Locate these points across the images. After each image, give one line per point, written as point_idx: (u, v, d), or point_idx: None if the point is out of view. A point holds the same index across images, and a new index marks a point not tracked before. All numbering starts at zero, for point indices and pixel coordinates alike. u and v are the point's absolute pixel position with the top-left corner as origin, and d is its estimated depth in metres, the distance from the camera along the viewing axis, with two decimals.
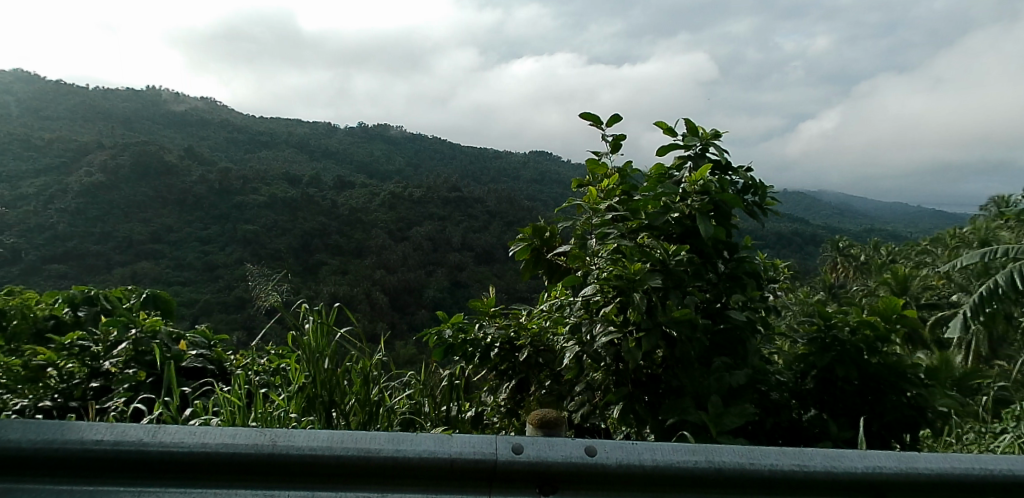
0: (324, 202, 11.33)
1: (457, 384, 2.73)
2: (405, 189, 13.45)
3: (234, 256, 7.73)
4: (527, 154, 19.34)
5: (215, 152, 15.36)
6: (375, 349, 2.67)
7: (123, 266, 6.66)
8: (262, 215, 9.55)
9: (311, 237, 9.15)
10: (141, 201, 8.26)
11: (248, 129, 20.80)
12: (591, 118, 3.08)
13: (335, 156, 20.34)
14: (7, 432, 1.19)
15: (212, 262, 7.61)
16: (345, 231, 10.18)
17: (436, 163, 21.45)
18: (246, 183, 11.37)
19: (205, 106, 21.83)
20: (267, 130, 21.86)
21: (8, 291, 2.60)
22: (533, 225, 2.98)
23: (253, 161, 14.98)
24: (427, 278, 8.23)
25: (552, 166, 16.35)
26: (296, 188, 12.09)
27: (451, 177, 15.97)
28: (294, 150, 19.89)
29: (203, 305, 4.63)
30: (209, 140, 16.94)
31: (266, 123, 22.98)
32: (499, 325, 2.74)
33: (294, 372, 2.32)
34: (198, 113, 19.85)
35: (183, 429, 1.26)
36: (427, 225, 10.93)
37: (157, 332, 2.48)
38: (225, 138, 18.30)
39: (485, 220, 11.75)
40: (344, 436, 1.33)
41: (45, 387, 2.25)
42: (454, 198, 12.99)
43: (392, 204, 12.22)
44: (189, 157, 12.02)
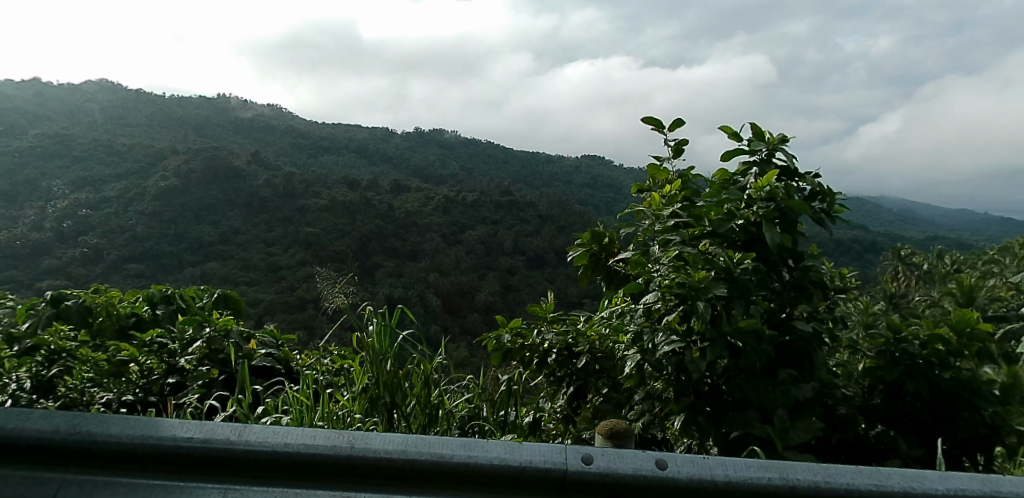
0: (381, 205, 11.56)
1: (517, 390, 2.73)
2: (458, 192, 13.55)
3: (297, 257, 8.00)
4: (578, 158, 19.13)
5: (280, 157, 15.94)
6: (435, 352, 2.66)
7: (194, 266, 7.06)
8: (322, 218, 9.83)
9: (366, 239, 9.33)
10: (211, 204, 8.74)
11: (310, 135, 21.47)
12: (653, 122, 3.06)
13: (390, 159, 20.72)
14: (108, 427, 1.22)
15: (275, 262, 7.90)
16: (401, 234, 10.35)
17: (489, 166, 21.43)
18: (308, 187, 11.75)
19: (270, 112, 22.71)
20: (328, 134, 22.50)
21: (94, 288, 2.69)
22: (592, 230, 2.96)
23: (314, 166, 15.43)
24: (479, 282, 8.23)
25: (605, 170, 16.21)
26: (355, 191, 12.37)
27: (503, 181, 15.99)
28: (353, 155, 20.39)
29: (269, 304, 4.79)
30: (274, 145, 17.60)
31: (326, 128, 23.65)
32: (558, 331, 2.71)
33: (357, 373, 2.35)
34: (264, 118, 20.69)
35: (267, 429, 1.28)
36: (479, 230, 10.98)
37: (229, 331, 2.53)
38: (289, 144, 18.98)
39: (537, 224, 11.70)
40: (416, 440, 1.33)
41: (127, 382, 2.27)
42: (507, 202, 12.95)
43: (445, 207, 12.32)
44: (254, 162, 12.51)
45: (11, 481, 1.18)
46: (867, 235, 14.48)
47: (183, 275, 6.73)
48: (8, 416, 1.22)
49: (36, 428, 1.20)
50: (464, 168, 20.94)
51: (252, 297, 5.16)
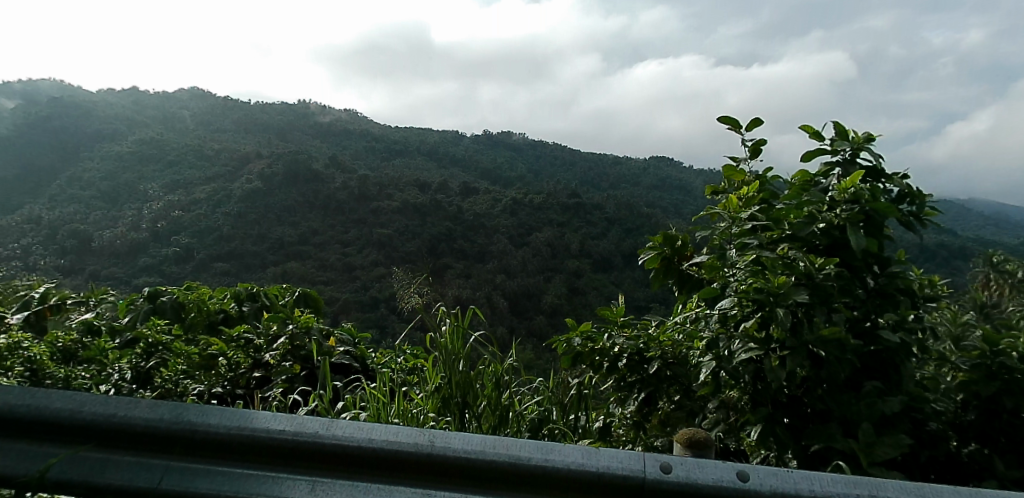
0: (450, 207, 11.80)
1: (587, 394, 2.72)
2: (526, 194, 13.56)
3: (369, 259, 8.82)
4: (648, 158, 18.68)
5: (355, 161, 16.58)
6: (505, 354, 2.67)
7: (275, 264, 8.72)
8: (393, 222, 10.15)
9: (434, 241, 9.55)
10: (292, 208, 10.60)
11: (384, 137, 22.18)
12: (730, 122, 2.99)
13: (459, 160, 21.05)
14: (206, 417, 1.27)
15: (350, 263, 8.73)
16: (468, 236, 10.47)
17: (558, 166, 21.26)
18: (381, 190, 12.20)
19: (346, 117, 23.76)
20: (401, 137, 23.15)
21: (188, 286, 2.84)
22: (665, 232, 2.90)
23: (387, 169, 15.93)
24: (546, 284, 8.17)
25: (676, 173, 15.82)
26: (425, 193, 12.68)
27: (571, 183, 15.90)
28: (423, 158, 20.89)
29: (345, 303, 5.02)
30: (349, 152, 18.36)
31: (399, 131, 24.36)
32: (628, 335, 2.64)
33: (430, 372, 2.39)
34: (340, 124, 21.68)
35: (352, 423, 1.31)
36: (546, 232, 10.96)
37: (310, 328, 2.63)
38: (362, 149, 19.75)
39: (605, 226, 11.52)
40: (495, 442, 1.32)
41: (216, 375, 2.37)
42: (575, 203, 12.82)
43: (513, 210, 12.35)
44: (331, 167, 13.12)
45: (120, 466, 1.25)
46: (966, 240, 13.40)
47: (267, 274, 8.05)
48: (117, 402, 1.28)
49: (143, 416, 1.26)
50: (532, 169, 20.93)
51: (331, 296, 5.43)
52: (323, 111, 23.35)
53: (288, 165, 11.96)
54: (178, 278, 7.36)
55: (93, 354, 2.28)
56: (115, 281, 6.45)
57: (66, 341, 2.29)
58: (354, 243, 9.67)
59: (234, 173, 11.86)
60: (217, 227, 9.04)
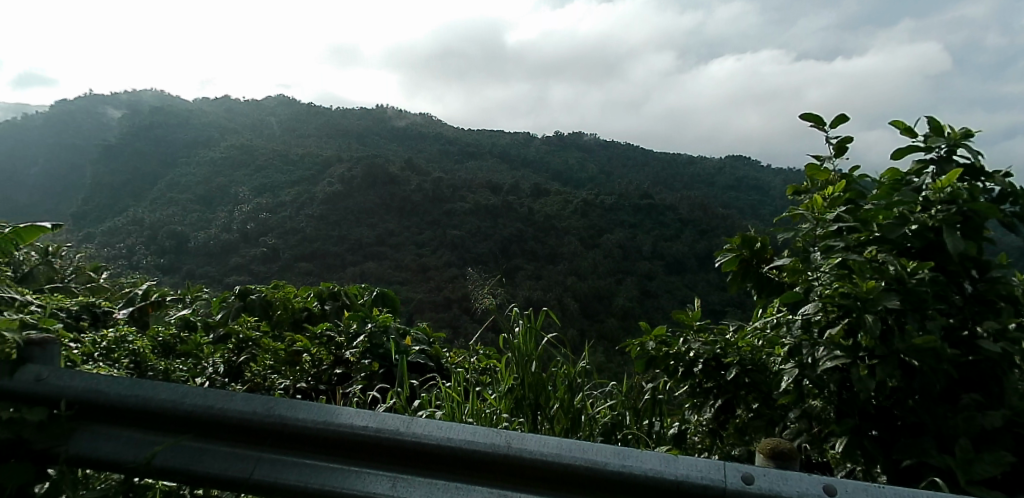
0: (522, 209, 11.93)
1: (661, 399, 2.70)
2: (598, 195, 13.47)
3: (443, 260, 9.07)
4: (723, 157, 18.08)
5: (430, 164, 17.04)
6: (578, 357, 2.65)
7: (355, 265, 9.08)
8: (466, 226, 10.47)
9: (507, 244, 9.74)
10: (370, 210, 10.99)
11: (458, 140, 22.69)
12: (813, 119, 2.86)
13: (531, 162, 21.16)
14: (296, 412, 1.32)
15: (424, 263, 9.01)
16: (540, 237, 10.52)
17: (630, 164, 20.92)
18: (454, 193, 12.51)
19: (422, 120, 24.45)
20: (474, 139, 23.58)
21: (274, 284, 2.98)
22: (743, 235, 2.80)
23: (460, 171, 16.27)
24: (617, 286, 8.06)
25: (755, 172, 15.26)
26: (497, 195, 12.87)
27: (644, 184, 15.67)
28: (495, 160, 21.21)
29: (418, 304, 5.19)
30: (424, 156, 18.93)
31: (472, 134, 24.82)
32: (705, 340, 2.55)
33: (503, 373, 2.39)
34: (417, 130, 22.46)
35: (432, 422, 1.33)
36: (617, 234, 10.85)
37: (388, 328, 2.70)
38: (436, 154, 20.31)
39: (678, 227, 11.22)
40: (571, 444, 1.31)
41: (301, 370, 2.45)
42: (648, 203, 12.58)
43: (584, 210, 12.31)
44: (407, 171, 13.56)
45: (216, 455, 1.32)
46: None
47: (346, 274, 8.48)
48: (215, 394, 1.35)
49: (238, 408, 1.32)
50: (604, 168, 20.70)
51: (409, 296, 5.65)
52: (399, 115, 24.13)
53: (367, 168, 12.44)
54: (266, 277, 7.91)
55: (190, 348, 2.42)
56: (206, 281, 7.17)
57: (166, 336, 2.46)
58: (428, 244, 9.95)
59: (317, 177, 12.47)
60: (301, 227, 9.56)
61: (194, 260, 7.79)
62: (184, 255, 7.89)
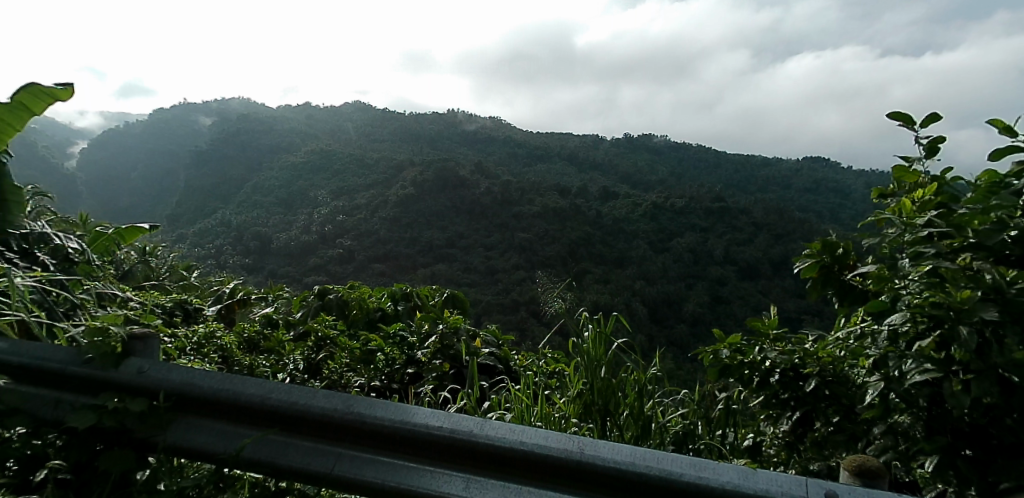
0: (591, 212, 11.89)
1: (736, 409, 2.62)
2: (669, 198, 13.22)
3: (511, 262, 9.16)
4: (802, 159, 17.25)
5: (500, 167, 17.26)
6: (649, 363, 2.60)
7: (425, 266, 9.35)
8: (534, 229, 10.56)
9: (574, 247, 9.72)
10: (441, 212, 11.25)
11: (527, 142, 22.90)
12: (901, 118, 2.70)
13: (599, 164, 20.98)
14: (374, 410, 1.35)
15: (492, 265, 9.15)
16: (608, 240, 10.46)
17: (703, 166, 20.38)
18: (523, 195, 12.64)
19: (492, 124, 24.79)
20: (543, 141, 23.72)
21: (351, 285, 3.08)
22: (824, 240, 2.68)
23: (530, 174, 16.40)
24: (687, 292, 7.86)
25: (837, 174, 14.54)
26: (566, 198, 12.90)
27: (717, 187, 15.27)
28: (564, 162, 21.25)
29: (490, 305, 5.30)
30: (494, 160, 19.22)
31: (541, 137, 25.00)
32: (782, 349, 2.44)
33: (573, 378, 2.38)
34: (487, 134, 22.86)
35: (505, 425, 1.34)
36: (688, 238, 10.60)
37: (458, 329, 2.72)
38: (505, 157, 20.59)
39: (753, 231, 10.79)
40: (645, 453, 1.28)
41: (375, 369, 2.47)
42: (720, 207, 12.18)
43: (654, 214, 12.13)
44: (477, 174, 13.80)
45: (300, 450, 1.37)
46: None
47: (418, 276, 8.78)
48: (298, 390, 1.40)
49: (320, 405, 1.37)
50: (675, 170, 20.24)
51: (481, 297, 5.80)
52: (471, 119, 24.66)
53: (439, 171, 12.66)
54: (342, 275, 8.31)
55: (273, 345, 2.54)
56: (286, 280, 7.63)
57: (250, 332, 2.58)
58: (497, 246, 10.07)
59: (391, 180, 12.87)
60: (375, 230, 9.93)
61: (276, 261, 8.34)
62: (268, 256, 8.46)
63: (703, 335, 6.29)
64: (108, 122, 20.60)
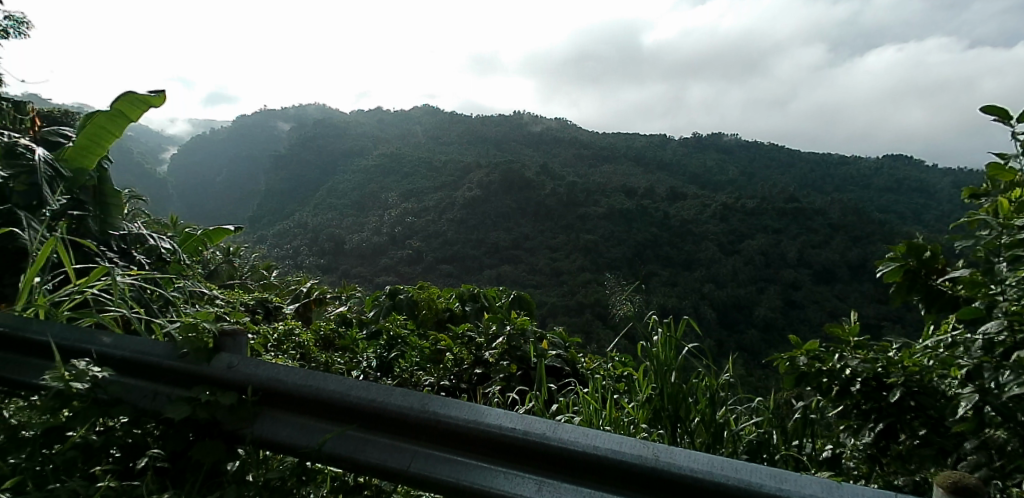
0: (657, 213, 11.70)
1: (813, 419, 2.45)
2: (739, 198, 12.86)
3: (577, 264, 9.15)
4: (882, 156, 16.37)
5: (565, 168, 17.24)
6: (721, 368, 2.53)
7: (491, 267, 9.45)
8: (600, 230, 10.59)
9: (640, 250, 9.64)
10: (506, 215, 11.35)
11: (592, 143, 22.79)
12: (996, 112, 2.52)
13: (666, 164, 20.63)
14: (449, 410, 1.37)
15: (558, 267, 9.17)
16: (675, 242, 10.28)
17: (774, 165, 19.68)
18: (589, 197, 12.57)
19: (556, 126, 24.76)
20: (608, 141, 23.53)
21: (420, 285, 3.15)
22: (910, 242, 2.53)
23: (595, 175, 16.30)
24: (758, 295, 7.60)
25: (921, 172, 13.73)
26: (632, 199, 12.74)
27: (790, 186, 14.72)
28: (629, 163, 21.02)
29: (559, 307, 5.32)
30: (559, 162, 19.23)
31: (606, 137, 24.82)
32: (864, 357, 2.31)
33: (642, 382, 2.34)
34: (551, 134, 22.86)
35: (578, 428, 1.33)
36: (760, 239, 10.26)
37: (525, 331, 2.73)
38: (569, 159, 20.56)
39: (829, 233, 10.34)
40: (723, 463, 1.25)
41: (444, 369, 2.51)
42: (794, 207, 11.71)
43: (723, 216, 11.82)
44: (543, 176, 13.83)
45: (378, 446, 1.40)
46: None
47: (484, 277, 8.88)
48: (376, 388, 1.44)
49: (397, 403, 1.40)
50: (745, 169, 19.62)
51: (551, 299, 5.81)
52: (535, 120, 24.74)
53: (504, 173, 12.78)
54: (411, 276, 8.52)
55: (347, 343, 2.62)
56: (358, 281, 7.89)
57: (327, 331, 2.70)
58: (562, 248, 10.07)
59: (457, 182, 13.08)
60: (443, 231, 10.12)
61: (349, 261, 8.62)
62: (341, 256, 8.77)
63: (778, 341, 6.10)
64: (196, 129, 21.89)
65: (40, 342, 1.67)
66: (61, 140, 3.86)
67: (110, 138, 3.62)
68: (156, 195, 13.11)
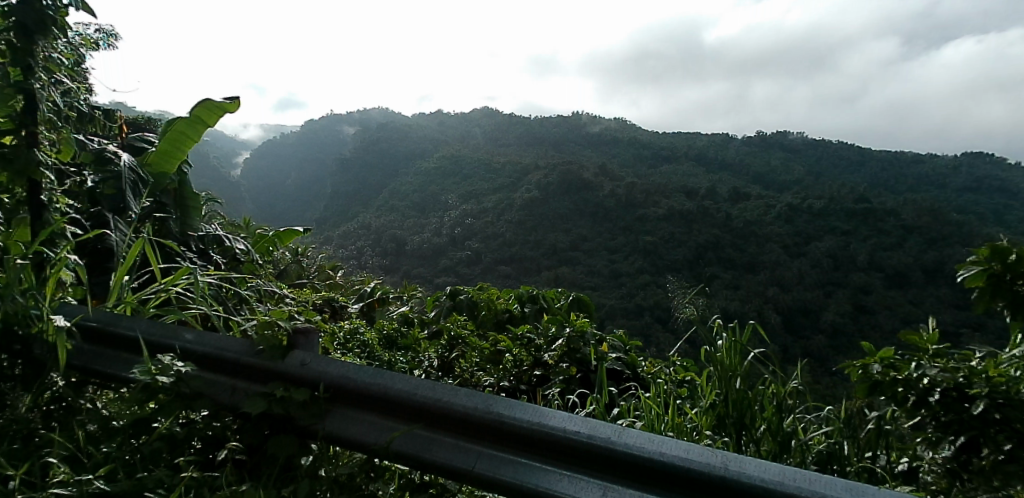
0: (719, 213, 11.46)
1: (888, 430, 2.35)
2: (805, 199, 12.44)
3: (636, 266, 9.08)
4: (961, 153, 15.46)
5: (624, 169, 17.10)
6: (788, 375, 2.45)
7: (549, 268, 9.48)
8: (660, 230, 10.53)
9: (701, 252, 9.55)
10: (564, 216, 11.35)
11: (651, 144, 22.52)
12: None
13: (727, 165, 20.18)
14: (514, 412, 1.38)
15: (617, 269, 9.13)
16: (738, 244, 10.05)
17: (843, 163, 18.90)
18: (648, 196, 12.41)
19: (614, 126, 24.58)
20: (668, 141, 23.20)
21: (480, 286, 3.19)
22: (993, 245, 2.36)
23: (655, 176, 16.09)
24: (826, 300, 7.35)
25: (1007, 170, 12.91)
26: (693, 200, 12.52)
27: (861, 186, 14.12)
28: (689, 163, 20.67)
29: (624, 308, 5.29)
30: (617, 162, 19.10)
31: (666, 137, 24.48)
32: (943, 366, 2.18)
33: (705, 388, 2.29)
34: (609, 135, 22.71)
35: (644, 435, 1.31)
36: (828, 241, 9.89)
37: (585, 333, 2.72)
38: (627, 160, 20.38)
39: (902, 235, 9.87)
40: (795, 474, 1.21)
41: (504, 369, 2.51)
42: (864, 208, 11.20)
43: (789, 217, 11.47)
44: (603, 176, 13.77)
45: (443, 445, 1.42)
46: None
47: (543, 278, 8.93)
48: (442, 388, 1.46)
49: (463, 403, 1.41)
50: (811, 168, 18.94)
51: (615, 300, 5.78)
52: (593, 121, 24.63)
53: (563, 174, 12.79)
54: (471, 277, 8.64)
55: (409, 342, 2.67)
56: (419, 281, 8.07)
57: (389, 329, 2.74)
58: (621, 251, 10.01)
59: (515, 184, 13.16)
60: (501, 232, 10.22)
61: (410, 262, 8.82)
62: (402, 257, 8.98)
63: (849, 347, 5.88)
64: (267, 134, 22.88)
65: (128, 337, 1.77)
66: (145, 146, 4.10)
67: (189, 144, 3.78)
68: (229, 197, 13.78)
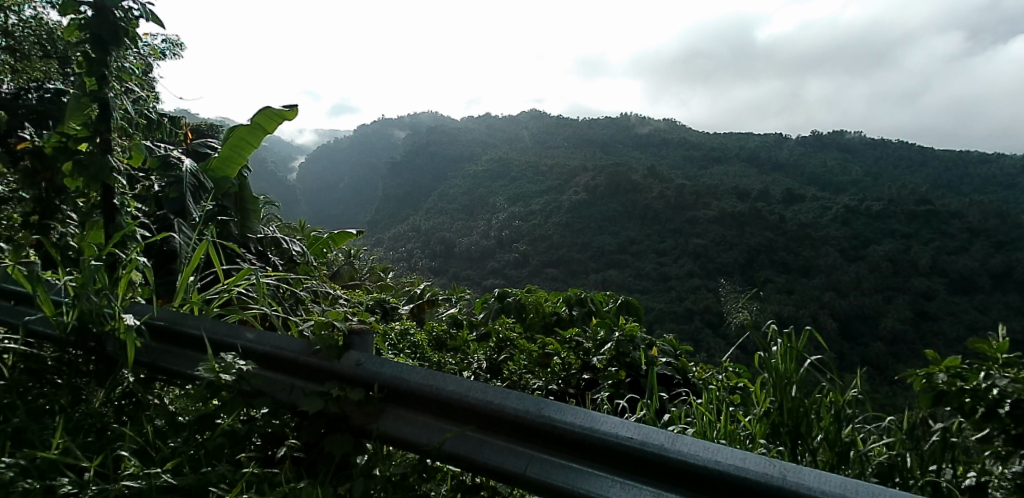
0: (773, 216, 11.17)
1: (954, 442, 2.22)
2: (865, 201, 11.99)
3: (685, 269, 8.94)
4: None
5: (673, 170, 16.86)
6: (847, 383, 2.37)
7: (596, 271, 9.43)
8: (711, 234, 10.33)
9: (754, 254, 9.28)
10: (611, 219, 11.27)
11: (701, 145, 22.15)
12: None
13: (780, 166, 19.66)
14: (565, 416, 1.37)
15: (666, 272, 9.02)
16: (792, 247, 9.77)
17: (905, 163, 18.12)
18: (698, 198, 12.20)
19: (663, 127, 24.26)
20: (719, 142, 22.77)
21: (528, 289, 3.20)
22: None
23: (705, 178, 15.81)
24: (886, 307, 7.07)
25: None
26: (745, 202, 12.24)
27: (925, 188, 13.51)
28: (741, 164, 20.23)
29: (678, 313, 5.21)
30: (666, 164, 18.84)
31: (716, 138, 24.03)
32: (1015, 376, 2.04)
33: (759, 395, 2.24)
34: (658, 137, 22.41)
35: (698, 442, 1.28)
36: (888, 244, 9.50)
37: (635, 337, 2.69)
38: (677, 162, 20.09)
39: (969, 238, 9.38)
40: (858, 486, 1.17)
41: (552, 372, 2.50)
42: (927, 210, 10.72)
43: (846, 220, 11.07)
44: (652, 178, 13.60)
45: (495, 447, 1.43)
46: None
47: (590, 281, 8.89)
48: (493, 391, 1.47)
49: (514, 406, 1.42)
50: (869, 168, 18.25)
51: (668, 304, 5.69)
52: (642, 122, 24.38)
53: (611, 177, 12.70)
54: (519, 280, 8.67)
55: (458, 344, 2.70)
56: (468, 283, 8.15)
57: (439, 331, 2.78)
58: (670, 254, 9.88)
59: (562, 187, 13.13)
60: (548, 235, 10.22)
61: (459, 265, 8.93)
62: (451, 259, 9.10)
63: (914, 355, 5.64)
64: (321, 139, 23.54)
65: (194, 335, 1.84)
66: (207, 151, 4.27)
67: (248, 149, 3.89)
68: (284, 200, 14.24)
